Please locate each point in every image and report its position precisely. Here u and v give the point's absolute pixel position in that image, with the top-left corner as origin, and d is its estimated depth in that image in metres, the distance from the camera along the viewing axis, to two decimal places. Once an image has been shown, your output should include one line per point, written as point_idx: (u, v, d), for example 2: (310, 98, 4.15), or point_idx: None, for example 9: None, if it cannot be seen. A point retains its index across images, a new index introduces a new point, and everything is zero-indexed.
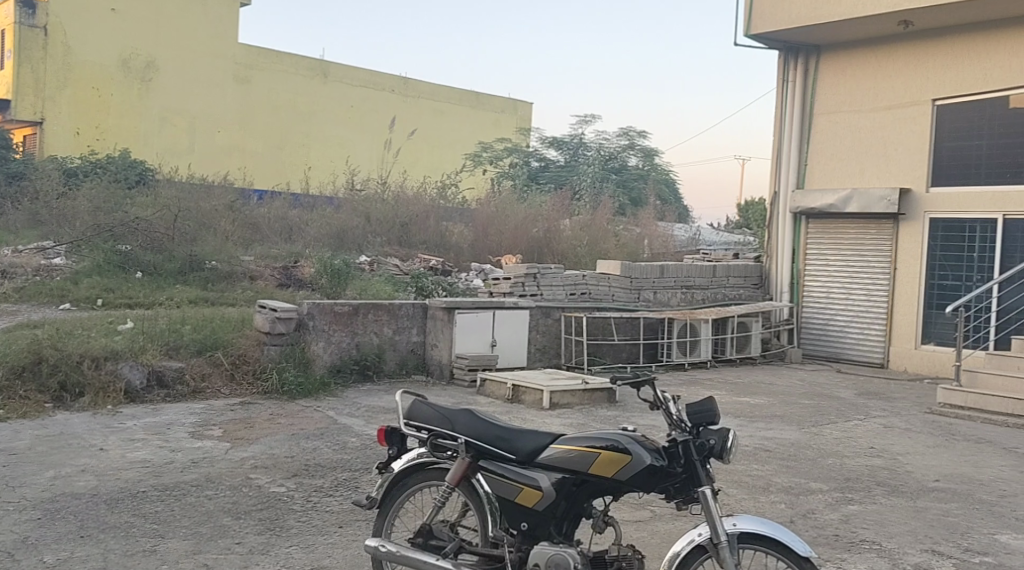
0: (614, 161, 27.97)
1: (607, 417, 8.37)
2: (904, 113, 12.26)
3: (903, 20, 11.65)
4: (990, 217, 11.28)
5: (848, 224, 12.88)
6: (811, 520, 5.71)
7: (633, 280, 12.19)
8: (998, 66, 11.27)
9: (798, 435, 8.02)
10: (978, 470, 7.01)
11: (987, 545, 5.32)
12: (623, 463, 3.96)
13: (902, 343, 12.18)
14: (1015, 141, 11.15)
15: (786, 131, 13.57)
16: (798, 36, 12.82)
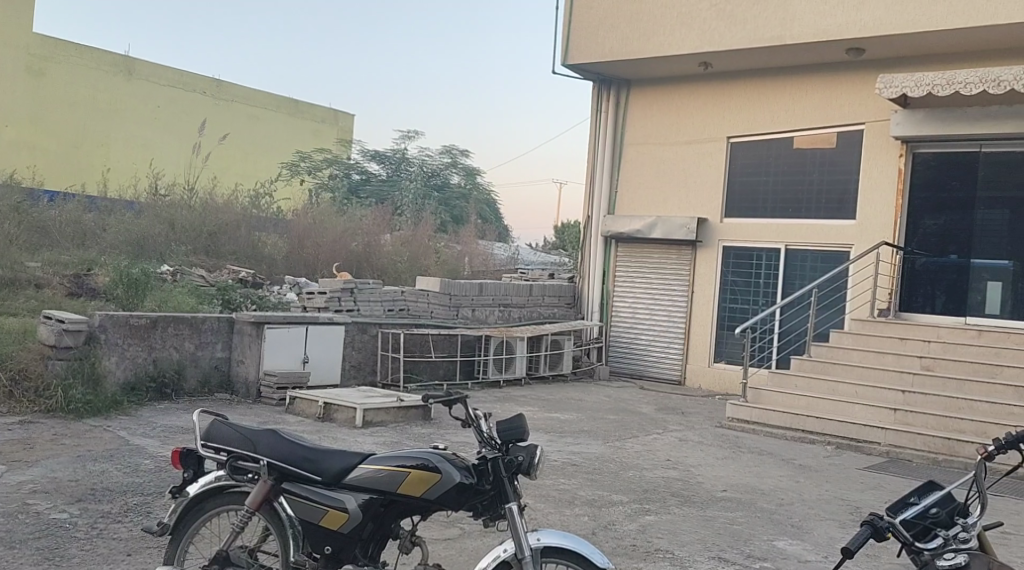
0: (436, 178, 28.18)
1: (420, 434, 8.37)
2: (702, 149, 13.06)
3: (703, 61, 12.45)
4: (774, 248, 12.21)
5: (652, 248, 13.56)
6: (611, 531, 5.94)
7: (451, 296, 12.26)
8: (783, 109, 12.25)
9: (602, 449, 8.33)
10: (760, 480, 7.54)
11: (766, 551, 5.71)
12: (432, 482, 3.94)
13: (697, 361, 12.92)
14: (797, 179, 12.11)
15: (599, 158, 14.11)
16: (610, 69, 13.38)
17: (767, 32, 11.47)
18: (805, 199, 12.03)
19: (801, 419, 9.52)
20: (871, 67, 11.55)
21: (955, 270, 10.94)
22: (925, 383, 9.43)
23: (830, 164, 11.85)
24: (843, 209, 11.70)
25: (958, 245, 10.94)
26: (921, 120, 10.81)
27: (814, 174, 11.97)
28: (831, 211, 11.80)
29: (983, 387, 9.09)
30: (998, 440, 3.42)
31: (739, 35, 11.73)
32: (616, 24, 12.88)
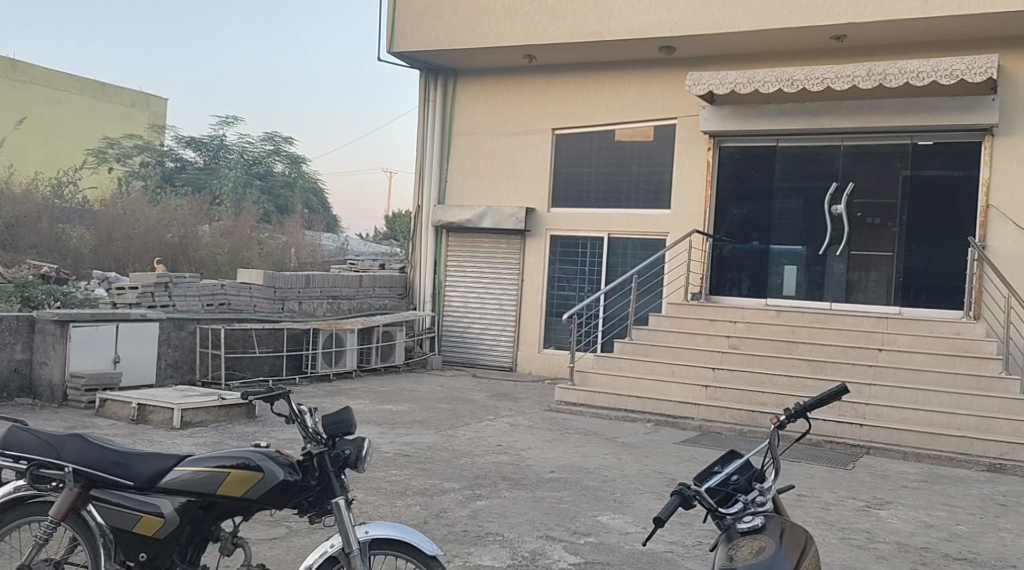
0: (258, 166, 27.35)
1: (244, 432, 8.14)
2: (529, 139, 13.30)
3: (527, 54, 12.68)
4: (598, 237, 12.65)
5: (481, 238, 13.71)
6: (443, 518, 6.00)
7: (277, 290, 11.93)
8: (604, 104, 12.67)
9: (433, 439, 8.37)
10: (586, 459, 7.82)
11: (590, 526, 5.94)
12: (254, 482, 3.84)
13: (527, 347, 13.20)
14: (617, 170, 12.60)
15: (427, 148, 14.06)
16: (436, 58, 13.37)
17: (586, 28, 11.84)
18: (624, 190, 12.52)
19: (624, 400, 9.92)
20: (683, 64, 12.15)
21: (758, 256, 11.75)
22: (734, 361, 10.06)
23: (647, 156, 12.39)
24: (659, 199, 12.28)
25: (758, 233, 11.77)
26: (727, 115, 11.53)
27: (632, 166, 12.48)
28: (648, 200, 12.36)
29: (783, 362, 9.81)
30: (788, 410, 3.71)
31: (561, 29, 12.03)
32: (442, 14, 12.87)
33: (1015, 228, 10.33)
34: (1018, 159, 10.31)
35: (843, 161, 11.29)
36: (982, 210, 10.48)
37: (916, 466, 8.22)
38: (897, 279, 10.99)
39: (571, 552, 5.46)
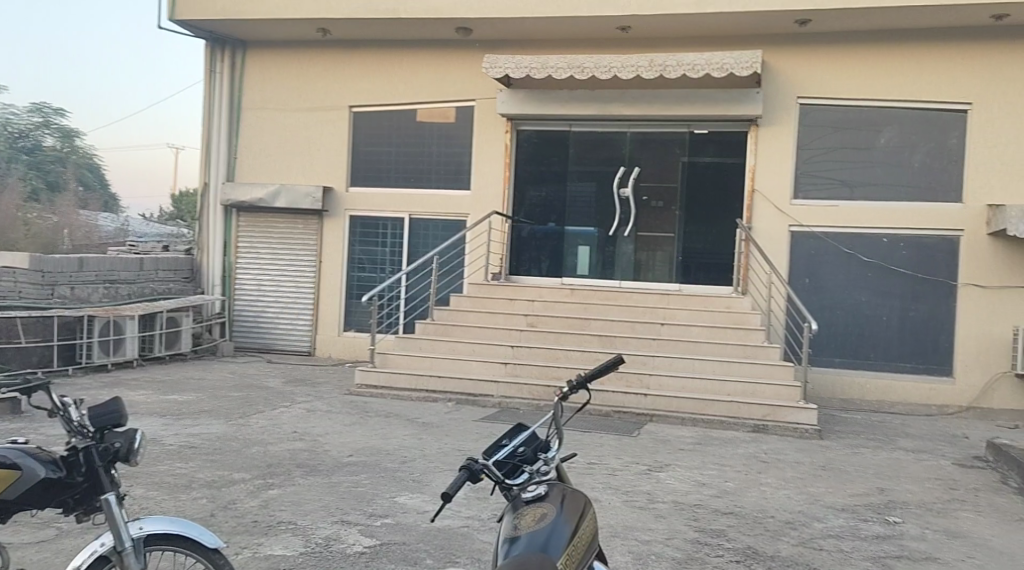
0: (25, 140, 25.15)
1: (7, 430, 7.48)
2: (324, 116, 12.99)
3: (321, 28, 12.36)
4: (398, 217, 12.60)
5: (275, 218, 13.25)
6: (231, 510, 5.80)
7: (45, 273, 11.11)
8: (402, 82, 12.59)
9: (223, 428, 8.05)
10: (384, 441, 7.79)
11: (387, 508, 5.93)
12: (10, 481, 3.57)
13: (325, 331, 12.95)
14: (416, 150, 12.59)
15: (215, 122, 13.38)
16: (223, 29, 12.74)
17: (381, 5, 11.68)
18: (425, 170, 12.55)
19: (423, 380, 9.95)
20: (478, 46, 12.27)
21: (553, 237, 12.12)
22: (530, 339, 10.33)
23: (445, 137, 12.46)
24: (458, 179, 12.38)
25: (553, 214, 12.15)
26: (522, 99, 11.78)
27: (431, 147, 12.52)
28: (447, 181, 12.44)
29: (576, 338, 10.19)
30: (570, 382, 3.84)
31: (355, 5, 11.79)
32: None
33: (776, 212, 11.21)
34: (779, 148, 11.20)
35: (630, 146, 11.85)
36: (749, 194, 11.30)
37: (693, 431, 8.82)
38: (678, 258, 11.69)
39: (367, 534, 5.44)
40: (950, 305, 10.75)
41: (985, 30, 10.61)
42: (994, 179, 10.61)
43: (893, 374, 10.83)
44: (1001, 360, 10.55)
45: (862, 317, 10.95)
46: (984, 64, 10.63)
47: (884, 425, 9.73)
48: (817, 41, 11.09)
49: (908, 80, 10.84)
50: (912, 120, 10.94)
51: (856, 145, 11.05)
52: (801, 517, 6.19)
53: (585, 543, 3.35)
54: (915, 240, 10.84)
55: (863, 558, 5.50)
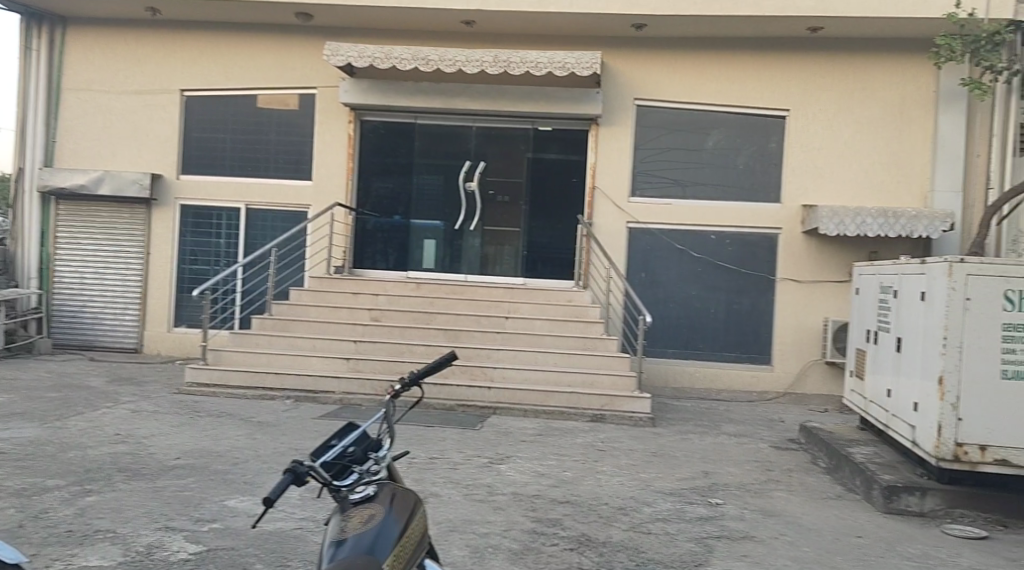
0: None
1: None
2: (154, 100, 12.34)
3: (150, 7, 11.73)
4: (234, 207, 12.16)
5: (99, 206, 12.48)
6: (43, 520, 5.43)
7: None
8: (238, 67, 12.14)
9: (37, 433, 7.53)
10: (216, 442, 7.50)
11: (216, 512, 5.72)
12: None
13: (154, 327, 12.33)
14: (254, 138, 12.18)
15: (30, 104, 12.45)
16: (40, 3, 11.86)
17: None
18: (263, 159, 12.16)
19: (259, 377, 9.65)
20: (319, 33, 11.99)
21: (396, 230, 12.02)
22: (371, 333, 10.20)
23: (284, 126, 12.12)
24: (299, 169, 12.07)
25: (398, 207, 12.04)
26: (365, 89, 11.59)
27: (270, 135, 12.14)
28: (286, 171, 12.10)
29: (418, 332, 10.14)
30: (402, 380, 3.81)
31: None
32: None
33: (614, 208, 11.52)
34: (617, 146, 11.52)
35: (474, 140, 11.89)
36: (589, 191, 11.56)
37: (534, 422, 8.97)
38: (522, 252, 11.85)
39: (192, 540, 5.22)
40: (771, 298, 11.41)
41: (802, 42, 11.32)
42: (809, 180, 11.33)
43: (718, 363, 11.39)
44: (814, 348, 11.29)
45: (692, 309, 11.45)
46: (801, 74, 11.34)
47: (711, 412, 10.22)
48: (652, 44, 11.48)
49: (734, 86, 11.41)
50: (737, 124, 11.53)
51: (687, 146, 11.54)
52: (632, 503, 6.40)
53: (413, 541, 3.36)
54: (739, 237, 11.43)
55: (688, 539, 5.74)
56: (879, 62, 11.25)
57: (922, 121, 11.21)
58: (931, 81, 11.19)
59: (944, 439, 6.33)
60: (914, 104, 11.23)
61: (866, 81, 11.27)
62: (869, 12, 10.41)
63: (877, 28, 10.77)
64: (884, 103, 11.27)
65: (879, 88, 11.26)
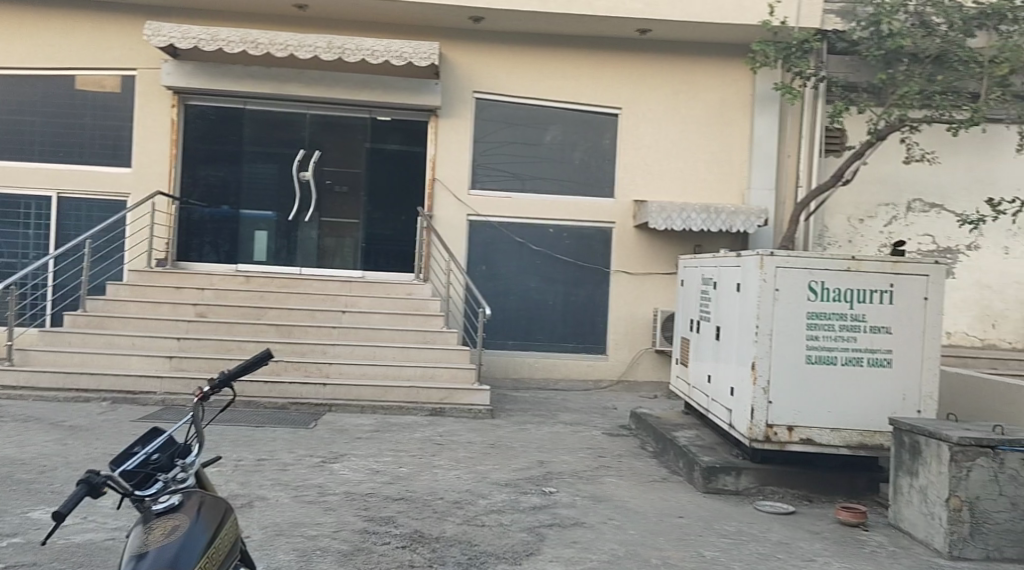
0: None
1: None
2: None
3: None
4: (45, 195, 11.34)
5: None
6: None
7: None
8: (48, 45, 11.31)
9: None
10: (21, 450, 6.98)
11: (17, 526, 5.32)
12: None
13: None
14: (68, 122, 11.40)
15: None
16: None
17: None
18: (77, 144, 11.40)
19: (74, 378, 9.07)
20: (139, 12, 11.35)
21: (225, 221, 11.57)
22: (198, 330, 9.78)
23: (102, 109, 11.41)
24: (118, 156, 11.40)
25: (228, 197, 11.58)
26: (190, 72, 11.08)
27: (85, 118, 11.40)
28: (104, 157, 11.40)
29: (249, 328, 9.80)
30: (212, 381, 3.67)
31: None
32: None
33: (454, 200, 11.52)
34: (454, 138, 11.53)
35: (309, 128, 11.60)
36: (429, 182, 11.51)
37: (370, 418, 8.86)
38: (361, 245, 11.67)
39: None
40: (605, 290, 11.75)
41: (632, 42, 11.69)
42: (640, 176, 11.73)
43: (555, 354, 11.61)
44: (644, 337, 11.71)
45: (530, 301, 11.63)
46: (631, 73, 11.71)
47: (548, 402, 10.42)
48: (488, 38, 11.55)
49: (569, 82, 11.65)
50: (572, 120, 11.78)
51: (524, 140, 11.69)
52: (466, 496, 6.43)
53: (221, 550, 3.29)
54: (575, 231, 11.69)
55: (520, 529, 5.81)
56: (703, 65, 11.78)
57: (741, 123, 11.84)
58: (749, 84, 11.82)
59: (756, 422, 6.72)
60: (734, 106, 11.84)
61: (690, 82, 11.78)
62: (694, 16, 10.87)
63: (701, 32, 11.27)
64: (708, 104, 11.81)
65: (703, 90, 11.80)
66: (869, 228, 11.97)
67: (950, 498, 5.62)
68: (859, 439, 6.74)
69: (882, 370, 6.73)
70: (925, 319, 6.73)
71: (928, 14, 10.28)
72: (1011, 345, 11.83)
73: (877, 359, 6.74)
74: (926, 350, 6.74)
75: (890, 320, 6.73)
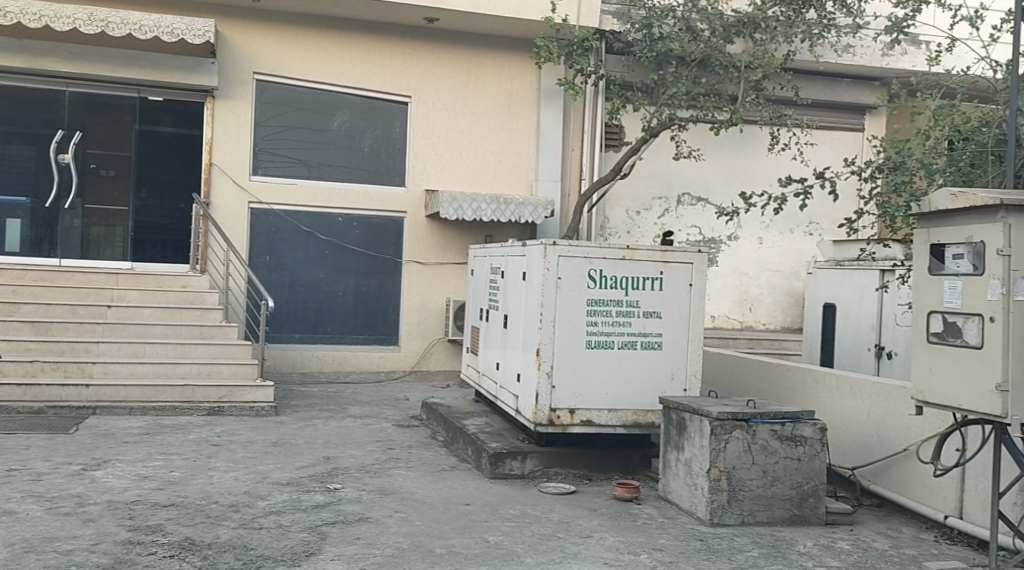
0: None
1: None
2: None
3: None
4: None
5: None
6: None
7: None
8: None
9: None
10: None
11: None
12: None
13: None
14: None
15: None
16: None
17: None
18: None
19: None
20: None
21: None
22: None
23: None
24: None
25: None
26: None
27: None
28: None
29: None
30: None
31: None
32: None
33: (235, 187, 11.03)
34: (235, 122, 11.03)
35: (69, 107, 10.73)
36: (206, 168, 10.94)
37: (142, 421, 8.34)
38: (131, 234, 10.95)
39: None
40: (396, 281, 11.69)
41: (419, 32, 11.67)
42: (430, 166, 11.74)
43: (345, 346, 11.43)
44: (436, 327, 11.77)
45: (319, 293, 11.38)
46: (420, 62, 11.69)
47: (337, 395, 10.25)
48: (271, 19, 11.14)
49: (356, 69, 11.46)
50: (361, 107, 11.60)
51: (310, 126, 11.38)
52: (244, 498, 6.19)
53: None
54: (364, 220, 11.54)
55: (300, 529, 5.66)
56: (489, 59, 11.95)
57: (527, 116, 12.12)
58: (534, 78, 12.13)
59: (540, 406, 6.92)
60: (520, 100, 12.10)
61: (478, 75, 11.92)
62: (479, 8, 10.99)
63: (487, 24, 11.41)
64: (495, 96, 12.00)
65: (490, 83, 11.97)
66: (644, 220, 12.62)
67: (711, 469, 6.02)
68: (633, 417, 7.11)
69: (653, 352, 7.12)
70: (690, 304, 7.18)
71: (693, 20, 11.00)
72: (766, 326, 12.92)
73: (649, 342, 7.11)
74: (691, 332, 7.18)
75: (659, 305, 7.12)
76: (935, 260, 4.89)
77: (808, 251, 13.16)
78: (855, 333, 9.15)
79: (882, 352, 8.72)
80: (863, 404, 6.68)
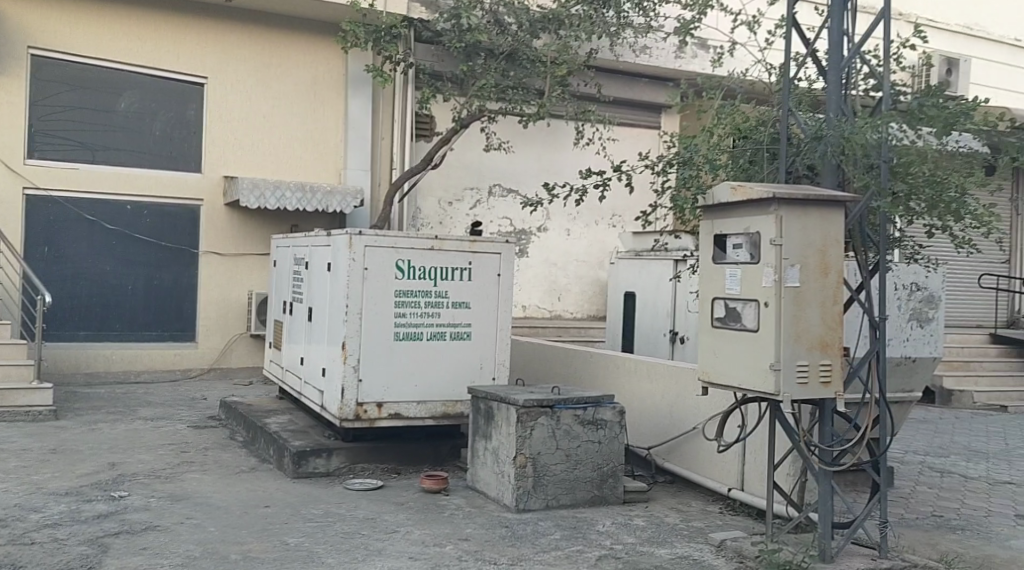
0: None
1: None
2: None
3: None
4: None
5: None
6: None
7: None
8: None
9: None
10: None
11: None
12: None
13: None
14: None
15: None
16: None
17: None
18: None
19: None
20: None
21: None
22: None
23: None
24: None
25: None
26: None
27: None
28: None
29: None
30: None
31: None
32: None
33: (7, 171, 10.13)
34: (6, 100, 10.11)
35: None
36: None
37: None
38: None
39: None
40: (193, 274, 11.14)
41: (215, 9, 11.14)
42: (229, 153, 11.27)
43: (137, 343, 10.78)
44: (238, 321, 11.34)
45: (107, 286, 10.66)
46: (217, 42, 11.17)
47: (127, 396, 9.67)
48: None
49: (146, 47, 10.80)
50: (152, 88, 10.94)
51: (95, 107, 10.60)
52: (14, 512, 5.70)
53: None
54: (156, 208, 10.92)
55: (79, 542, 5.28)
56: (292, 42, 11.58)
57: (333, 102, 11.84)
58: (340, 64, 11.86)
59: (346, 401, 6.79)
60: (326, 86, 11.80)
61: (281, 58, 11.52)
62: None
63: (289, 5, 11.04)
64: (298, 81, 11.65)
65: (294, 67, 11.60)
66: (455, 211, 12.67)
67: (517, 456, 6.11)
68: (442, 409, 7.12)
69: (462, 343, 7.15)
70: (498, 294, 7.27)
71: (502, 14, 11.05)
72: (572, 315, 13.35)
73: (458, 332, 7.14)
74: (498, 322, 7.27)
75: (468, 295, 7.16)
76: (718, 250, 5.20)
77: (610, 242, 13.68)
78: (651, 320, 9.59)
79: (676, 337, 9.18)
80: (657, 389, 7.00)
